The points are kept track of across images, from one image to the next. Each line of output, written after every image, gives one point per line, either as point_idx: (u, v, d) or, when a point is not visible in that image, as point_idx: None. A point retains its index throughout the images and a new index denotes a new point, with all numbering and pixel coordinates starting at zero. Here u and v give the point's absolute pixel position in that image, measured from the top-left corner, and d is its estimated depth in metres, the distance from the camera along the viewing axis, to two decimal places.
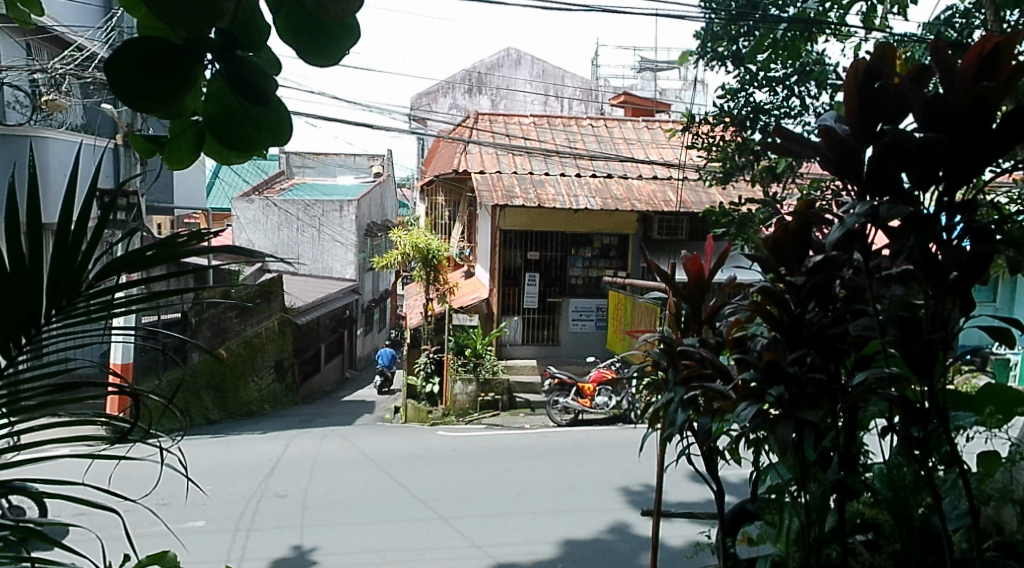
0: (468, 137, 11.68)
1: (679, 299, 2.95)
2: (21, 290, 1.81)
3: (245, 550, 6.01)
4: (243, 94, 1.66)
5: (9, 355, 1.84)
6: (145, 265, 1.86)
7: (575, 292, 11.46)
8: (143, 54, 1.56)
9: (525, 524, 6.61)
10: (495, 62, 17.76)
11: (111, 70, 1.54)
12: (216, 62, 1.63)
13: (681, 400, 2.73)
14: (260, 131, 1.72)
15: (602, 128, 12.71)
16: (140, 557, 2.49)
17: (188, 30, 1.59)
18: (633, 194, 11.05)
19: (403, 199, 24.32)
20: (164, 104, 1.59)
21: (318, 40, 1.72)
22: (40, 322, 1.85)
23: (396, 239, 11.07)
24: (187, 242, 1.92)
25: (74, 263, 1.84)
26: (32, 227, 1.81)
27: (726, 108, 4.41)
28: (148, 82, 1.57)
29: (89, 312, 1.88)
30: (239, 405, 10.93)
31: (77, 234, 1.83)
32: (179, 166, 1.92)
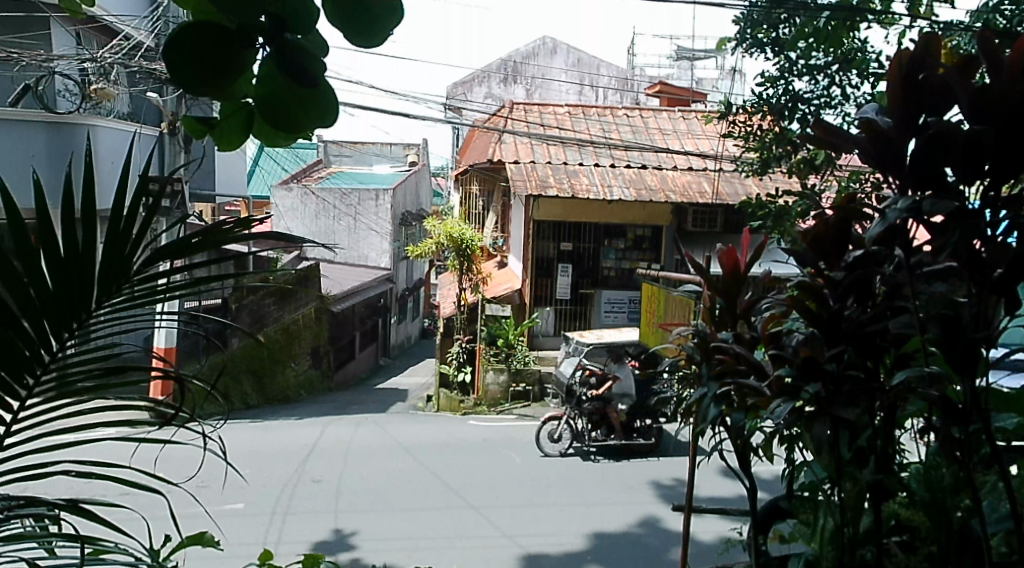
0: (503, 127, 11.65)
1: (714, 291, 2.91)
2: (75, 279, 1.82)
3: (282, 533, 6.06)
4: (292, 76, 1.64)
5: (60, 341, 1.83)
6: (191, 251, 1.88)
7: (607, 284, 11.35)
8: (196, 34, 1.55)
9: (555, 516, 6.59)
10: (531, 51, 17.64)
11: (171, 55, 1.54)
12: (267, 45, 1.62)
13: (714, 395, 2.69)
14: (309, 114, 1.71)
15: (637, 118, 12.60)
16: (180, 537, 2.49)
17: (239, 16, 1.59)
18: (667, 185, 10.97)
19: (438, 187, 24.37)
20: (220, 88, 1.60)
21: (366, 20, 1.71)
22: (90, 307, 1.85)
23: (430, 229, 11.20)
24: (231, 229, 1.96)
25: (123, 252, 1.86)
26: (84, 215, 1.83)
27: (765, 97, 4.32)
28: (204, 65, 1.57)
29: (134, 297, 1.90)
30: (277, 390, 11.06)
31: (128, 220, 1.85)
32: (231, 148, 1.94)
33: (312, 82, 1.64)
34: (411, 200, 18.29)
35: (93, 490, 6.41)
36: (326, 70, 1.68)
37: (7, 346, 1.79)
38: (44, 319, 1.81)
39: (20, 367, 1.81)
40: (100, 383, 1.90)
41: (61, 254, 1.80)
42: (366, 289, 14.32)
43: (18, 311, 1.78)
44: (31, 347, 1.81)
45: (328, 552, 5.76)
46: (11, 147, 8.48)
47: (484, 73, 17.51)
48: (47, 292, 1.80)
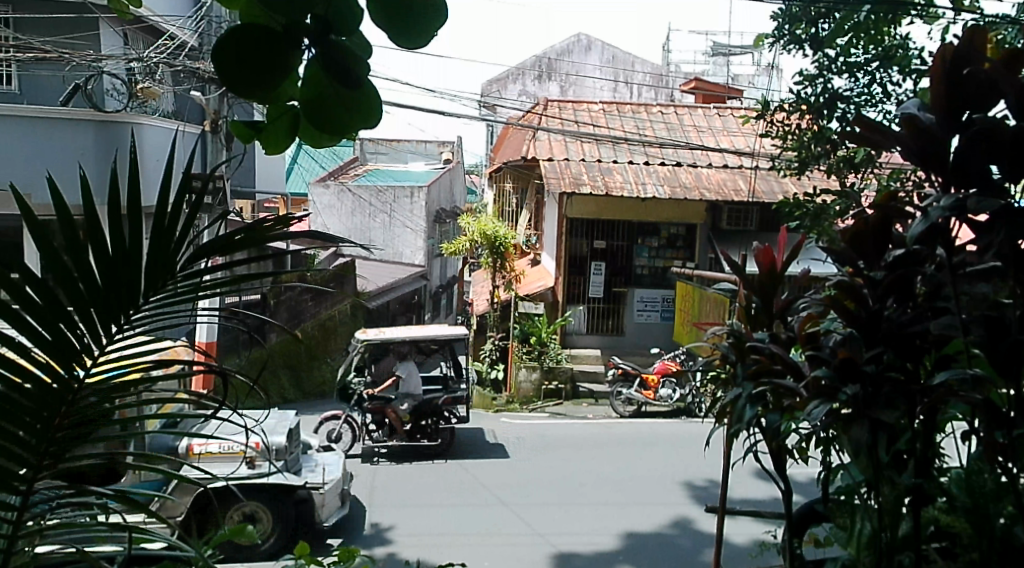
0: (537, 124, 11.62)
1: (750, 291, 2.92)
2: (121, 274, 1.82)
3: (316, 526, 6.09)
4: (337, 79, 1.63)
5: (108, 334, 1.83)
6: (234, 247, 1.87)
7: (640, 283, 11.29)
8: (242, 37, 1.55)
9: (587, 515, 6.56)
10: (565, 48, 17.58)
11: (218, 55, 1.55)
12: (312, 47, 1.61)
13: (749, 395, 2.67)
14: (352, 115, 1.71)
15: (671, 115, 12.50)
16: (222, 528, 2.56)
17: (285, 15, 1.58)
18: (702, 182, 10.89)
19: (472, 185, 24.38)
20: (265, 90, 1.59)
21: (412, 21, 1.68)
22: (137, 301, 1.85)
23: (464, 226, 11.20)
24: (273, 226, 1.96)
25: (168, 247, 1.86)
26: (131, 210, 1.83)
27: (803, 95, 4.25)
28: (250, 67, 1.56)
29: (178, 293, 1.89)
30: (313, 385, 11.13)
31: (174, 214, 1.86)
32: (275, 150, 1.93)
33: (356, 84, 1.63)
34: (445, 198, 18.33)
35: None
36: (370, 72, 1.67)
37: (59, 338, 1.79)
38: (92, 311, 1.81)
39: (70, 359, 1.81)
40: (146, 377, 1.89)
41: (110, 247, 1.80)
42: (400, 285, 14.35)
43: (68, 304, 1.79)
44: (79, 339, 1.81)
45: (363, 546, 5.81)
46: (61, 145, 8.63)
47: (519, 70, 17.49)
48: (96, 285, 1.80)
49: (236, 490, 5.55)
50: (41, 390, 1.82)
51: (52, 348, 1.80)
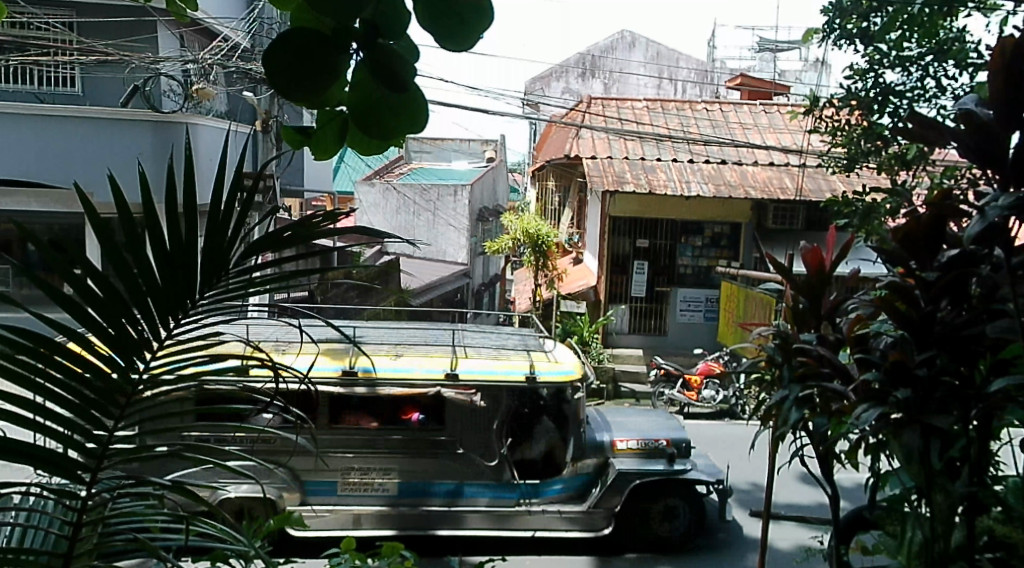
0: (580, 122, 11.55)
1: (798, 292, 2.87)
2: (179, 270, 1.92)
3: None
4: (385, 82, 1.68)
5: (167, 329, 1.93)
6: (286, 244, 1.98)
7: (683, 282, 11.16)
8: (292, 43, 1.62)
9: None
10: (609, 45, 17.48)
11: (270, 60, 1.61)
12: (360, 51, 1.66)
13: (796, 398, 2.69)
14: (400, 118, 1.75)
15: (716, 112, 12.33)
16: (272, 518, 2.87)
17: (335, 19, 1.63)
18: (747, 180, 10.77)
19: (514, 183, 24.33)
20: (311, 93, 1.65)
21: (457, 23, 1.69)
22: (194, 296, 1.94)
23: (507, 224, 11.19)
24: (322, 221, 2.02)
25: (223, 243, 1.94)
26: (189, 207, 1.91)
27: (853, 90, 4.14)
28: (299, 74, 1.63)
29: (231, 289, 1.98)
30: None
31: (227, 213, 1.95)
32: (323, 152, 2.08)
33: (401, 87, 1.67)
34: (488, 196, 18.34)
35: None
36: (415, 76, 1.71)
37: (121, 333, 1.90)
38: (153, 307, 1.91)
39: (132, 354, 1.92)
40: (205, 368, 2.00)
41: (167, 244, 1.90)
42: (443, 283, 14.40)
43: (130, 299, 1.89)
44: (140, 334, 1.92)
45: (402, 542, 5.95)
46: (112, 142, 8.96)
47: (562, 68, 17.43)
48: (156, 282, 1.90)
49: (654, 488, 5.97)
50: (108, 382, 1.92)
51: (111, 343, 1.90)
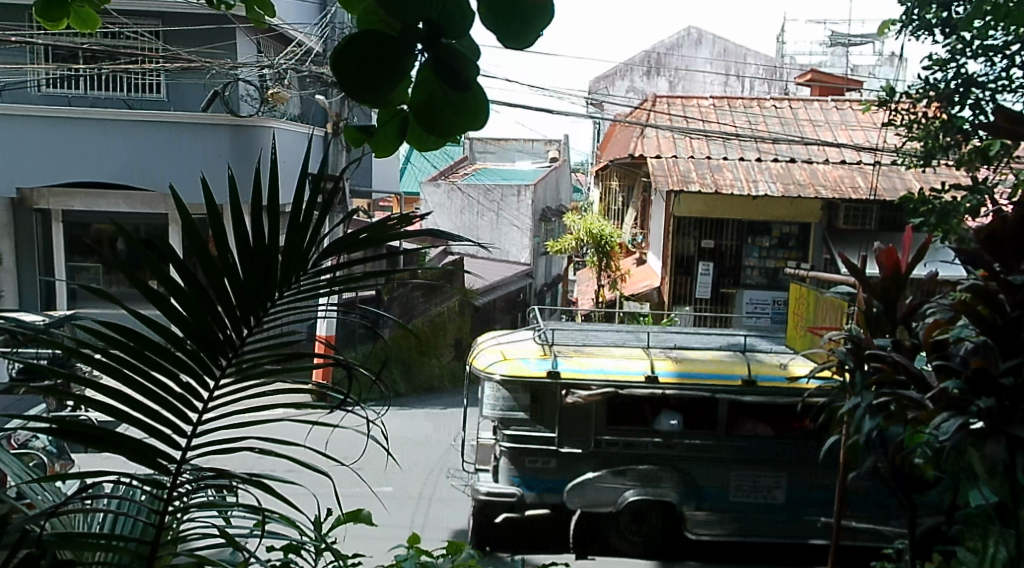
0: (645, 121, 11.40)
1: (872, 295, 2.97)
2: (262, 266, 2.26)
3: (427, 518, 6.51)
4: (446, 80, 1.92)
5: (248, 322, 2.26)
6: (357, 245, 2.31)
7: (750, 284, 10.92)
8: (358, 45, 1.85)
9: (693, 523, 6.49)
10: (675, 42, 17.28)
11: (337, 61, 1.85)
12: (424, 51, 1.89)
13: (870, 406, 2.72)
14: (460, 112, 1.99)
15: (786, 109, 12.03)
16: (339, 514, 3.28)
17: (402, 25, 1.87)
18: (818, 179, 10.51)
19: (577, 183, 24.23)
20: (379, 95, 1.89)
21: (518, 22, 1.93)
22: (274, 294, 2.29)
23: (570, 225, 11.15)
24: (395, 225, 2.39)
25: (301, 243, 2.30)
26: (270, 212, 2.27)
27: (933, 81, 3.98)
28: (365, 74, 1.86)
29: (307, 287, 2.32)
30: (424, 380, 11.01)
31: (306, 215, 2.30)
32: (385, 150, 2.23)
33: (462, 85, 1.90)
34: (551, 197, 18.31)
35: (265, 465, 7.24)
36: (475, 75, 1.94)
37: (203, 324, 2.21)
38: (237, 302, 2.24)
39: (216, 347, 2.23)
40: (278, 366, 2.31)
41: (248, 243, 2.25)
42: (507, 284, 14.43)
43: (215, 295, 2.22)
44: (224, 328, 2.24)
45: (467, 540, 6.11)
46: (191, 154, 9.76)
47: (627, 65, 17.27)
48: (237, 278, 2.24)
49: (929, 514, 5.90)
50: (192, 373, 2.24)
51: (198, 336, 2.22)
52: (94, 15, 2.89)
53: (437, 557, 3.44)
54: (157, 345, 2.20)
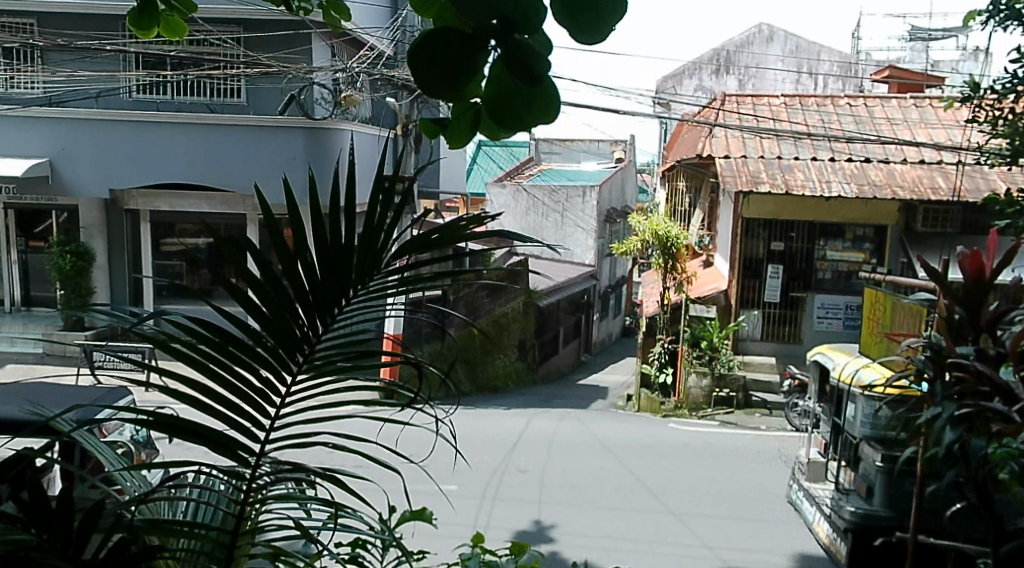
0: (713, 120, 11.13)
1: (954, 302, 2.89)
2: (339, 266, 2.37)
3: (491, 517, 6.47)
4: (519, 76, 1.89)
5: (323, 321, 2.36)
6: (428, 246, 2.38)
7: (821, 287, 10.66)
8: (435, 41, 1.84)
9: (759, 532, 6.36)
10: (746, 39, 16.93)
11: (413, 59, 1.84)
12: (498, 47, 1.87)
13: (951, 417, 2.72)
14: (532, 111, 1.96)
15: (861, 107, 11.70)
16: (405, 511, 3.26)
17: (477, 21, 1.85)
18: (894, 179, 10.16)
19: (642, 183, 23.98)
20: (455, 89, 1.87)
21: (592, 19, 1.89)
22: (348, 294, 2.38)
23: (635, 225, 10.90)
24: (465, 226, 2.42)
25: (376, 244, 2.39)
26: (348, 212, 2.36)
27: (1021, 75, 3.78)
28: (440, 70, 1.85)
29: (381, 286, 2.40)
30: (487, 379, 11.01)
31: (381, 215, 2.39)
32: (459, 143, 2.18)
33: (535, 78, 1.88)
34: (617, 198, 18.14)
35: (335, 460, 7.32)
36: (549, 70, 1.91)
37: (282, 323, 2.33)
38: (313, 302, 2.35)
39: (293, 344, 2.34)
40: (352, 363, 2.39)
41: (327, 242, 2.37)
42: (571, 284, 14.35)
43: (292, 292, 2.34)
44: (301, 327, 2.35)
45: (530, 542, 6.06)
46: (266, 161, 10.02)
47: (695, 64, 16.99)
48: (316, 278, 2.36)
49: None
50: (271, 367, 2.35)
51: (277, 333, 2.34)
52: (183, 23, 2.93)
53: (500, 557, 3.40)
54: (238, 341, 2.32)
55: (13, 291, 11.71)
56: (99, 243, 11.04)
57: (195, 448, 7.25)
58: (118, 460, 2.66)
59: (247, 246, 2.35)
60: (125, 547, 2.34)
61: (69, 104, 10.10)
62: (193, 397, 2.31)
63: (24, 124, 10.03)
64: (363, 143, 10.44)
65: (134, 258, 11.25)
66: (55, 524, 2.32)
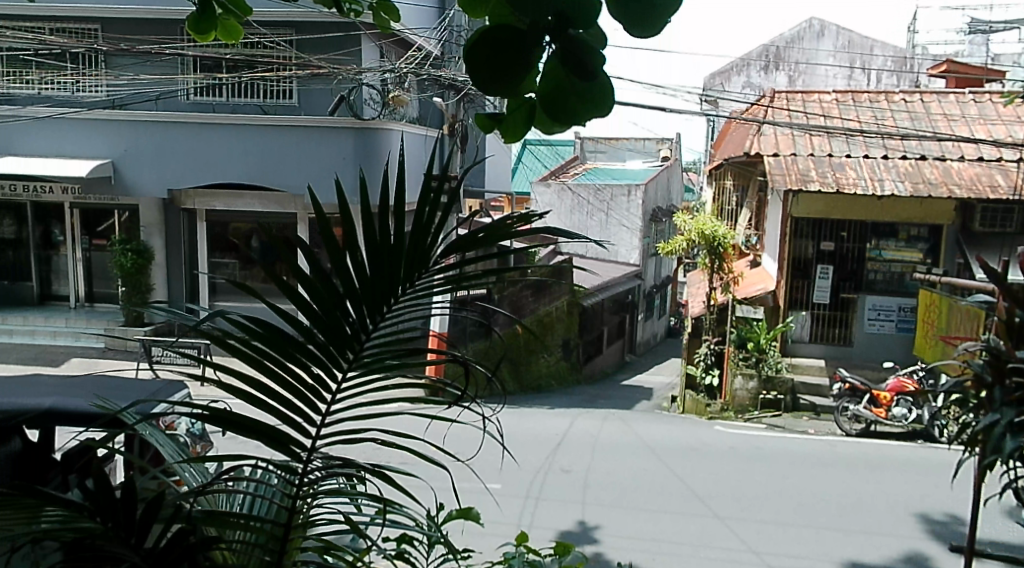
0: (762, 118, 10.95)
1: (1015, 304, 2.84)
2: (388, 264, 2.32)
3: (534, 517, 6.41)
4: (573, 70, 1.95)
5: (372, 319, 2.32)
6: (476, 244, 2.32)
7: (873, 289, 10.43)
8: (491, 39, 1.92)
9: (807, 538, 6.21)
10: (796, 34, 16.71)
11: (470, 56, 1.93)
12: (552, 43, 1.94)
13: (1010, 424, 2.73)
14: (586, 105, 2.02)
15: (916, 103, 11.43)
16: (451, 510, 3.21)
17: (531, 17, 1.92)
18: (951, 177, 9.88)
19: (688, 181, 23.76)
20: (509, 85, 1.96)
21: (644, 16, 1.98)
22: (397, 291, 2.34)
23: (681, 224, 10.78)
24: (513, 224, 2.37)
25: (425, 242, 2.34)
26: (398, 209, 2.32)
27: None
28: (495, 67, 1.94)
29: (429, 284, 2.36)
30: (532, 378, 10.96)
31: (430, 213, 2.34)
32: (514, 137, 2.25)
33: (589, 73, 1.94)
34: (663, 197, 17.96)
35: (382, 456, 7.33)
36: (603, 64, 1.97)
37: (333, 319, 2.30)
38: (363, 298, 2.31)
39: (343, 342, 2.31)
40: (401, 362, 2.36)
41: (376, 241, 2.32)
42: (616, 284, 14.24)
43: (342, 289, 2.30)
44: (351, 324, 2.31)
45: (573, 543, 5.99)
46: (317, 159, 10.02)
47: (744, 60, 16.77)
48: (365, 274, 2.32)
49: None
50: (321, 365, 2.32)
51: (327, 330, 2.31)
52: (238, 26, 2.89)
53: (544, 557, 3.33)
54: (290, 339, 2.30)
55: (79, 289, 11.96)
56: (157, 242, 11.20)
57: (247, 442, 7.30)
58: (179, 452, 2.68)
59: (299, 244, 2.33)
60: (184, 537, 2.36)
61: (131, 107, 10.33)
62: (246, 392, 2.30)
63: (86, 126, 10.23)
64: (411, 143, 10.45)
65: (189, 255, 11.39)
66: (120, 512, 2.37)
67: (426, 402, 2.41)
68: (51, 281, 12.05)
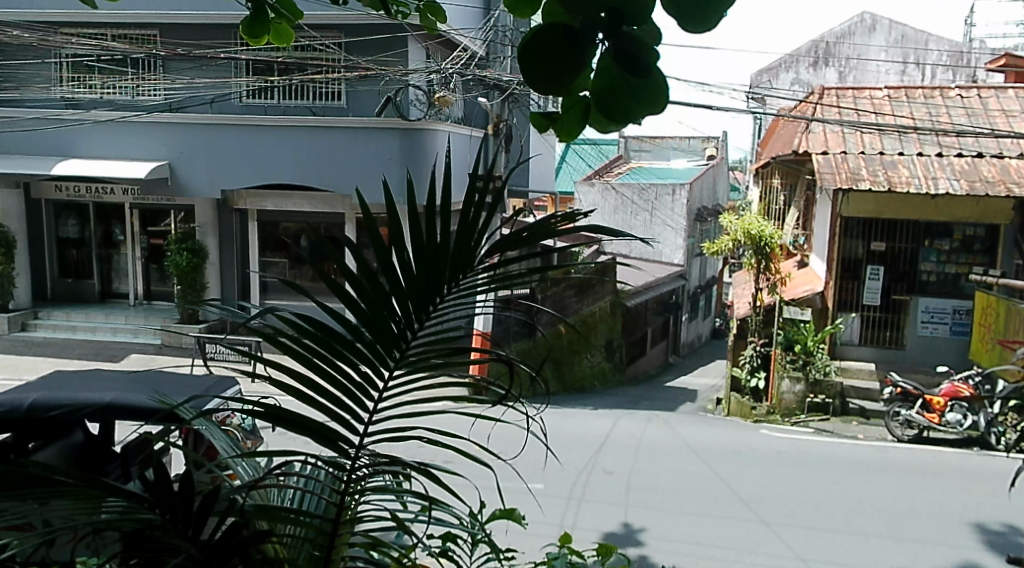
0: (811, 115, 10.73)
1: None
2: (434, 263, 2.27)
3: (577, 518, 6.34)
4: (627, 66, 1.94)
5: (418, 318, 2.28)
6: (520, 244, 2.26)
7: (925, 290, 10.21)
8: (542, 37, 1.91)
9: (857, 545, 6.06)
10: (847, 30, 16.39)
11: (522, 54, 1.91)
12: (605, 40, 1.93)
13: None
14: (639, 100, 1.99)
15: (972, 98, 11.11)
16: (494, 509, 3.15)
17: (584, 15, 1.92)
18: (1009, 175, 9.58)
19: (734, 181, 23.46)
20: (561, 84, 1.94)
21: (697, 12, 1.99)
22: (442, 291, 2.28)
23: (726, 224, 10.48)
24: (558, 223, 2.31)
25: (470, 242, 2.28)
26: (444, 208, 2.27)
27: None
28: (547, 66, 1.92)
29: (474, 284, 2.31)
30: (576, 379, 10.87)
31: (477, 212, 2.28)
32: (567, 138, 2.22)
33: (643, 68, 1.93)
34: (709, 196, 17.75)
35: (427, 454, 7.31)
36: (656, 62, 1.96)
37: (379, 317, 2.26)
38: (410, 297, 2.27)
39: (390, 341, 2.27)
40: (446, 361, 2.31)
41: (422, 241, 2.27)
42: (660, 284, 14.10)
43: (389, 288, 2.26)
44: (398, 323, 2.27)
45: (616, 545, 5.91)
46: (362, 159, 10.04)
47: (793, 56, 16.50)
48: (411, 273, 2.27)
49: None
50: (368, 363, 2.28)
51: (375, 328, 2.26)
52: (289, 30, 2.92)
53: (588, 559, 3.24)
54: (339, 337, 2.26)
55: (138, 287, 12.09)
56: (212, 241, 11.31)
57: (295, 439, 7.33)
58: (232, 447, 2.65)
59: (346, 242, 2.28)
60: (238, 531, 2.32)
61: (186, 109, 10.47)
62: (295, 390, 2.26)
63: (140, 127, 10.39)
64: (456, 143, 10.43)
65: (241, 253, 11.45)
66: (177, 505, 2.34)
67: (471, 401, 2.35)
68: (111, 279, 12.28)
